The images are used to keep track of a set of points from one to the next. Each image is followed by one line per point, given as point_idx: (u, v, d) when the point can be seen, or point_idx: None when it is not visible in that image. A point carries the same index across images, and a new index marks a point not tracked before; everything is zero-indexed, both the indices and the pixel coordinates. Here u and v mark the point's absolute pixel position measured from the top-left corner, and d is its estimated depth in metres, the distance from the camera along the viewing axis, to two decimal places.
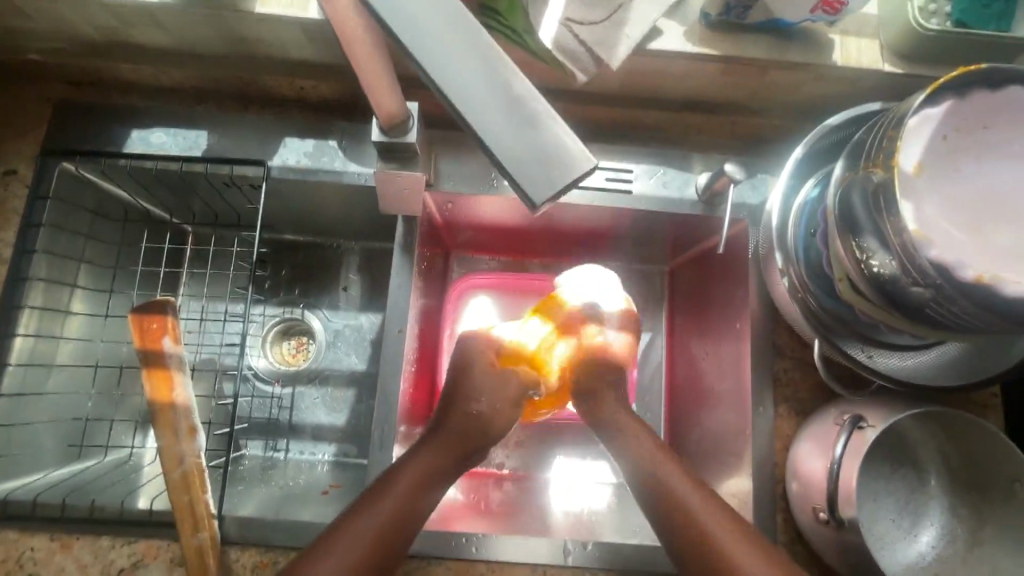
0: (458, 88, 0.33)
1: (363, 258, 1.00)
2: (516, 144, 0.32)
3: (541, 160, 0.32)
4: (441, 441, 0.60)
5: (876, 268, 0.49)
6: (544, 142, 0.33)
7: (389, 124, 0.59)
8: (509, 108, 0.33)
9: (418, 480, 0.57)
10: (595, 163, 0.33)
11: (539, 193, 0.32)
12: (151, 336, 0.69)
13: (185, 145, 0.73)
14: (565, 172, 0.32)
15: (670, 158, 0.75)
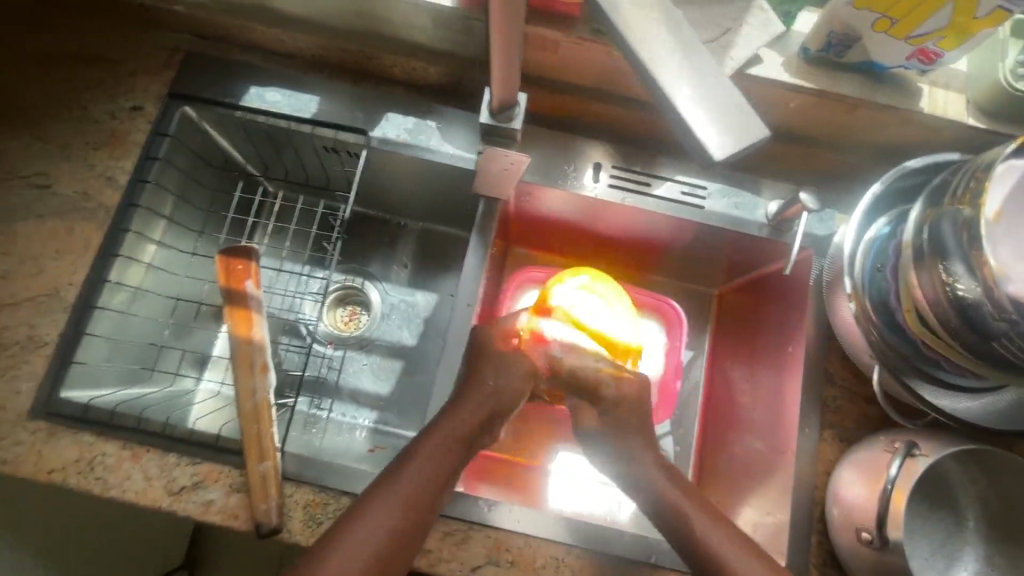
0: (657, 63, 0.37)
1: (426, 239, 1.05)
2: (707, 110, 0.37)
3: (726, 118, 0.36)
4: (461, 414, 0.63)
5: (960, 293, 0.52)
6: (727, 112, 0.37)
7: (499, 109, 0.65)
8: (705, 83, 0.37)
9: (440, 456, 0.59)
10: (769, 135, 0.37)
11: (723, 152, 0.36)
12: (235, 277, 0.76)
13: (296, 106, 0.79)
14: (747, 138, 0.36)
15: (744, 182, 0.79)
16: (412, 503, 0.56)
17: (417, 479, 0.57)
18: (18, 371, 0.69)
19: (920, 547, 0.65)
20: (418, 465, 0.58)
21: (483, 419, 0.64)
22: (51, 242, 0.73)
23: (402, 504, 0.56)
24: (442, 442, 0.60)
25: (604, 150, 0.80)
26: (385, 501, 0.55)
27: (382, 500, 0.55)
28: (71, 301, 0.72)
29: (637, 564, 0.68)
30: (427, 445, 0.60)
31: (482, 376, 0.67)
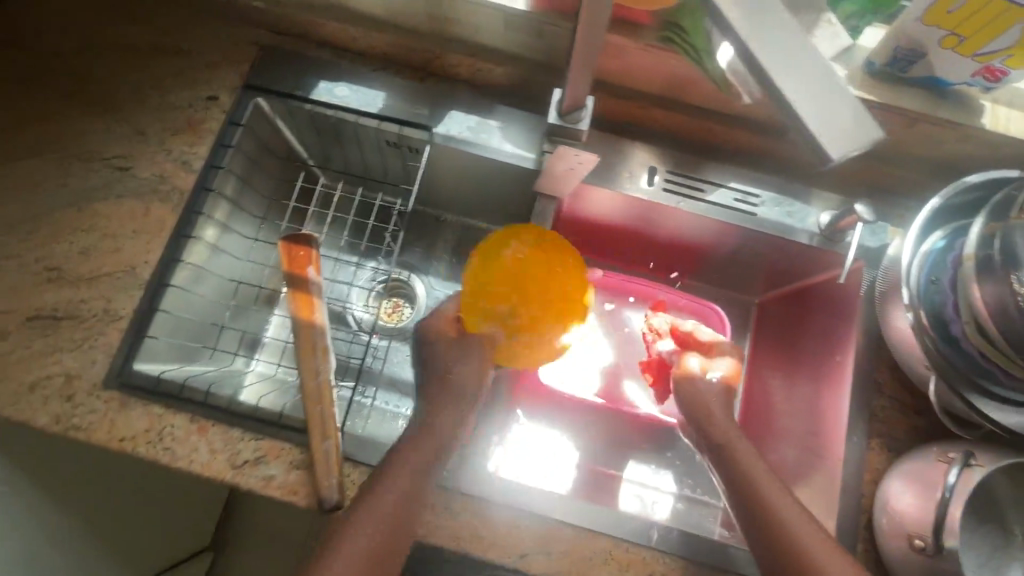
0: (776, 69, 0.41)
1: (473, 237, 1.07)
2: (823, 116, 0.41)
3: (838, 117, 0.41)
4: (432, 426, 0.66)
5: None
6: (839, 122, 0.42)
7: (568, 109, 0.67)
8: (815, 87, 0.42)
9: (417, 464, 0.63)
10: (877, 136, 0.42)
11: (836, 154, 0.42)
12: (297, 263, 0.78)
13: (363, 101, 0.82)
14: (860, 137, 0.41)
15: (796, 192, 0.81)
16: (398, 503, 0.61)
17: (399, 482, 0.62)
18: (95, 342, 0.72)
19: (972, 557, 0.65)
20: (400, 467, 0.63)
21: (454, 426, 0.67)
22: (129, 222, 0.77)
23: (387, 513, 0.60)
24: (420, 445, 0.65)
25: (660, 155, 0.81)
26: (372, 510, 0.60)
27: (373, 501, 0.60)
28: (145, 279, 0.75)
29: (680, 559, 0.69)
30: (404, 455, 0.64)
31: (453, 366, 0.70)
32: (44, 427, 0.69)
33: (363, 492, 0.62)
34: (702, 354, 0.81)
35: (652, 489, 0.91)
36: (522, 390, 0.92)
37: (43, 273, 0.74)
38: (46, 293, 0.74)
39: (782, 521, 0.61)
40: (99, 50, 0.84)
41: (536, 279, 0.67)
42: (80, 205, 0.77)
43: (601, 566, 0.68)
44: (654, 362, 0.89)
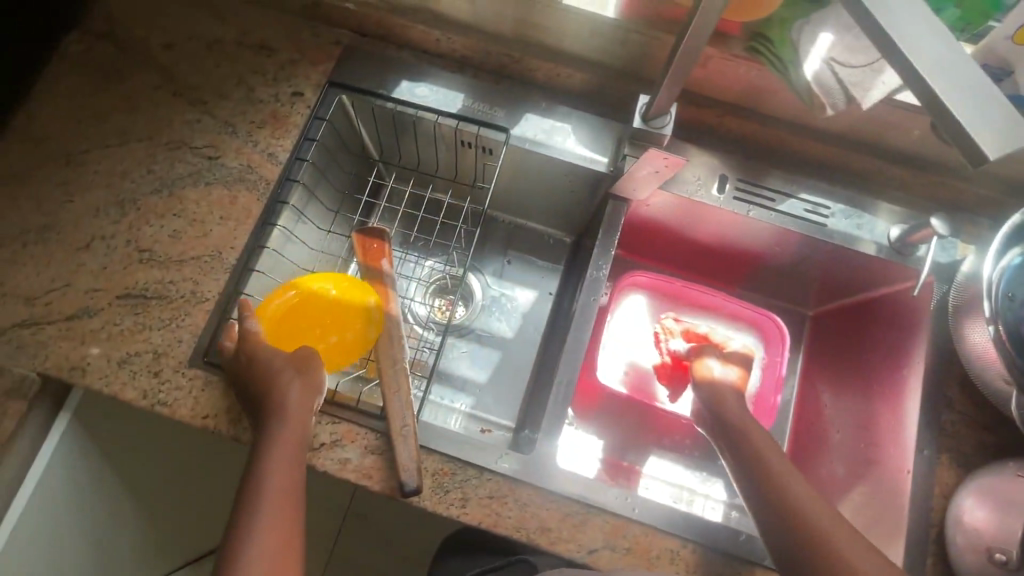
0: (926, 63, 0.38)
1: (528, 237, 1.09)
2: (972, 109, 0.37)
3: (990, 114, 0.37)
4: (271, 419, 0.64)
5: None
6: (992, 118, 0.37)
7: (653, 113, 0.69)
8: (964, 83, 0.38)
9: (287, 457, 0.62)
10: None
11: (993, 153, 0.37)
12: (372, 254, 0.84)
13: (442, 101, 0.84)
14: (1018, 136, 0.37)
15: (865, 204, 0.82)
16: (277, 523, 0.58)
17: (275, 500, 0.59)
18: (182, 321, 0.75)
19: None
20: (271, 485, 0.60)
21: (284, 416, 0.65)
22: (218, 208, 0.80)
23: (275, 511, 0.58)
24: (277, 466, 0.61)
25: (731, 163, 0.83)
26: (257, 515, 0.58)
27: (251, 529, 0.56)
28: (232, 263, 0.78)
29: (748, 563, 0.69)
30: (268, 451, 0.62)
31: (277, 375, 0.67)
32: (132, 401, 0.71)
33: (235, 518, 0.58)
34: (717, 357, 0.87)
35: (701, 496, 0.90)
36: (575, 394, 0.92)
37: (135, 254, 0.77)
38: (138, 272, 0.76)
39: (809, 512, 0.61)
40: (191, 43, 0.88)
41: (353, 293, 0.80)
42: (171, 191, 0.80)
43: (669, 566, 0.69)
44: (669, 362, 0.93)
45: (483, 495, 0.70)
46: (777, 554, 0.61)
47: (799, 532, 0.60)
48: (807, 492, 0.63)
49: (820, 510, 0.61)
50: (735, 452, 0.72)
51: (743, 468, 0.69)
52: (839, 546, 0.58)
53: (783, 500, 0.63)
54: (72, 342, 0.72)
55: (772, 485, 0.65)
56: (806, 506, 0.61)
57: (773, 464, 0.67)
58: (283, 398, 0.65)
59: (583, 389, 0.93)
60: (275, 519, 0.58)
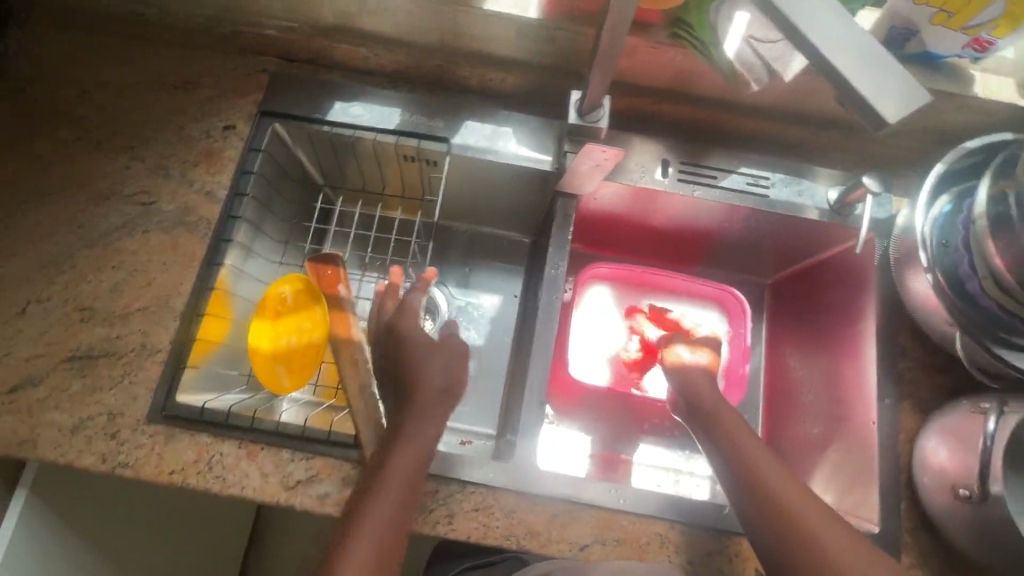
0: (822, 37, 0.40)
1: (488, 244, 1.09)
2: (867, 78, 0.39)
3: (888, 82, 0.39)
4: (413, 415, 0.67)
5: None
6: (890, 85, 0.39)
7: (587, 107, 0.70)
8: (861, 53, 0.40)
9: (412, 454, 0.64)
10: (929, 99, 0.39)
11: (890, 118, 0.39)
12: (327, 281, 0.81)
13: (379, 118, 0.83)
14: (912, 101, 0.39)
15: (803, 172, 0.84)
16: (399, 505, 0.60)
17: (395, 491, 0.61)
18: (134, 377, 0.72)
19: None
20: (392, 476, 0.62)
21: (425, 415, 0.67)
22: (159, 255, 0.77)
23: (394, 505, 0.60)
24: (411, 449, 0.64)
25: (672, 147, 0.84)
26: (379, 504, 0.59)
27: (370, 511, 0.58)
28: (181, 308, 0.75)
29: (737, 536, 0.71)
30: (399, 446, 0.64)
31: (422, 374, 0.70)
32: (90, 468, 0.68)
33: (352, 507, 0.60)
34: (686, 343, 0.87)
35: (687, 475, 0.92)
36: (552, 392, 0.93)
37: (76, 313, 0.74)
38: (81, 332, 0.73)
39: (781, 488, 0.62)
40: (110, 87, 0.84)
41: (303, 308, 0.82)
42: (106, 243, 0.77)
43: (660, 551, 0.70)
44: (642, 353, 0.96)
45: (470, 509, 0.70)
46: (756, 537, 0.62)
47: (773, 516, 0.61)
48: (775, 465, 0.66)
49: (798, 500, 0.62)
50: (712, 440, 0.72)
51: (724, 460, 0.69)
52: (804, 512, 0.60)
53: (761, 494, 0.63)
54: (18, 416, 0.69)
55: (749, 478, 0.65)
56: (783, 496, 0.62)
57: (749, 457, 0.67)
58: (429, 397, 0.68)
59: (557, 387, 0.93)
60: (390, 512, 0.59)
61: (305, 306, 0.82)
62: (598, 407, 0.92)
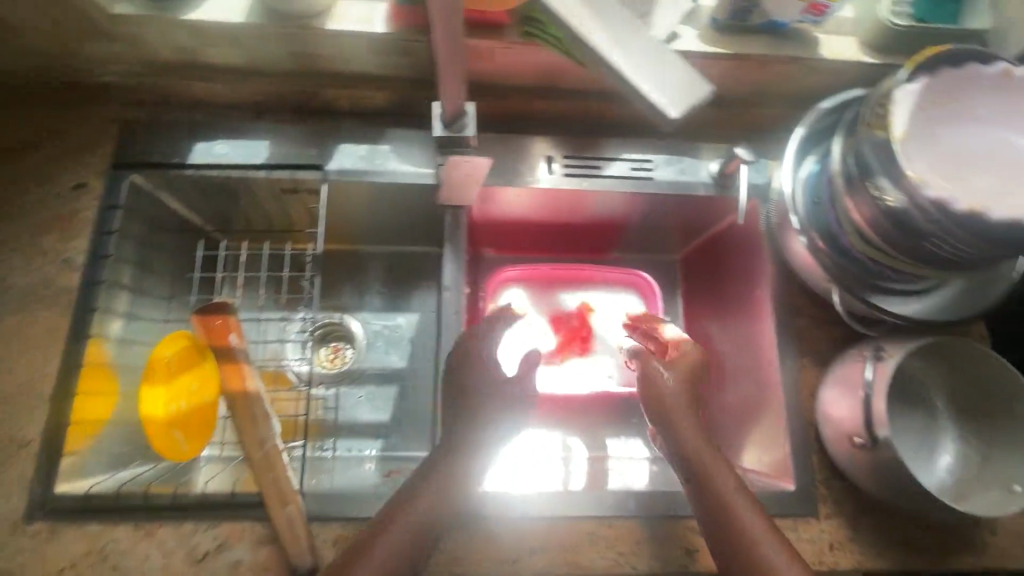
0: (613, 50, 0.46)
1: (398, 263, 1.06)
2: (654, 77, 0.45)
3: (673, 81, 0.46)
4: (470, 422, 0.67)
5: (889, 203, 0.59)
6: (672, 82, 0.46)
7: (450, 118, 0.68)
8: (650, 61, 0.46)
9: (449, 461, 0.64)
10: (711, 92, 0.46)
11: (677, 110, 0.45)
12: (216, 333, 0.74)
13: (246, 154, 0.79)
14: (695, 96, 0.46)
15: (684, 149, 0.85)
16: (428, 512, 0.61)
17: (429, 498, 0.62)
18: (5, 475, 0.66)
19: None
20: (432, 483, 0.62)
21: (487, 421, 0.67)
22: (16, 337, 0.70)
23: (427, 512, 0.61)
24: (446, 474, 0.63)
25: (552, 143, 0.84)
26: (410, 510, 0.61)
27: (400, 516, 0.60)
28: (49, 391, 0.69)
29: (664, 518, 0.72)
30: (441, 454, 0.65)
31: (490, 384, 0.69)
32: None
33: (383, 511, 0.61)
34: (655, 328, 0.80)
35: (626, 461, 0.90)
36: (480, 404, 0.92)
37: None
38: None
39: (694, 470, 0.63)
40: None
41: (195, 367, 0.77)
42: None
43: (592, 549, 0.70)
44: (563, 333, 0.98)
45: None
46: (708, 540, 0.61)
47: (718, 525, 0.59)
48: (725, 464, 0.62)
49: (747, 508, 0.60)
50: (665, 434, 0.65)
51: (679, 458, 0.64)
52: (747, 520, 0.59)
53: (712, 505, 0.60)
54: None
55: (702, 487, 0.61)
56: (737, 503, 0.60)
57: (703, 460, 0.62)
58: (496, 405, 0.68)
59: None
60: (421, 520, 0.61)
61: (192, 364, 0.77)
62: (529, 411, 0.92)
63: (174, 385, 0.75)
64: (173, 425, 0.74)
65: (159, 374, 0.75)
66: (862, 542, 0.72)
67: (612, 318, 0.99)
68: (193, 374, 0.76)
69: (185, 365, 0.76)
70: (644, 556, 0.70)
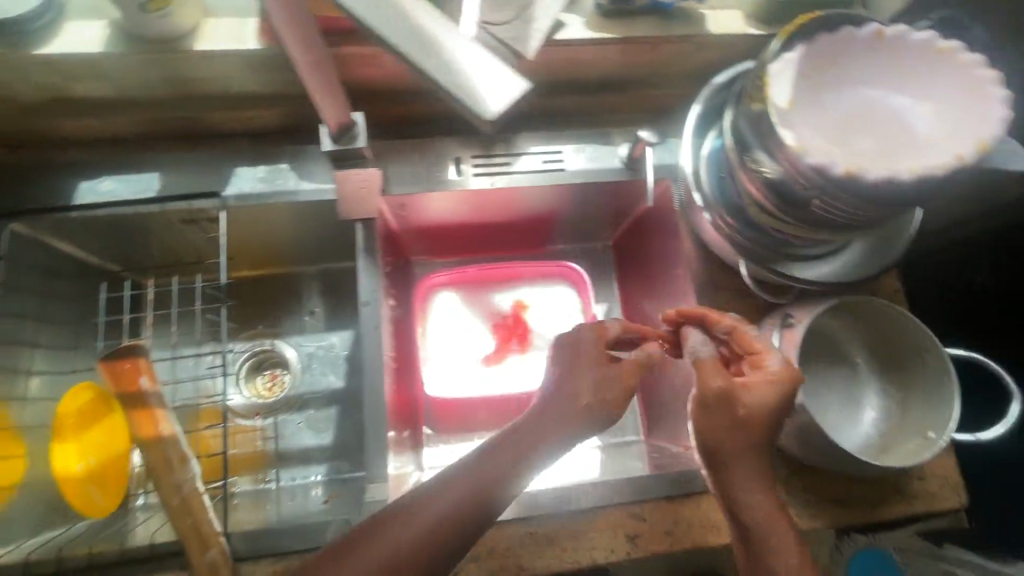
0: (414, 50, 0.41)
1: (328, 281, 1.03)
2: (463, 75, 0.41)
3: (488, 78, 0.41)
4: (513, 437, 0.57)
5: (767, 174, 0.62)
6: (484, 80, 0.41)
7: (337, 130, 0.64)
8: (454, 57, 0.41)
9: (467, 481, 0.55)
10: (528, 85, 0.42)
11: (495, 109, 0.40)
12: (126, 378, 0.71)
13: (137, 189, 0.75)
14: (510, 92, 0.41)
15: (593, 136, 0.84)
16: (421, 535, 0.52)
17: (421, 517, 0.53)
18: None
19: (948, 404, 0.67)
20: (430, 501, 0.54)
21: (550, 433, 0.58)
22: None
23: (420, 535, 0.52)
24: (456, 485, 0.54)
25: (458, 145, 0.82)
26: (400, 526, 0.53)
27: (381, 531, 0.52)
28: None
29: (605, 508, 0.71)
30: (458, 472, 0.56)
31: (568, 390, 0.60)
32: None
33: (373, 523, 0.53)
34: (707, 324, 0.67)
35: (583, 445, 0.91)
36: (425, 413, 0.93)
37: None
38: None
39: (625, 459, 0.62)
40: None
41: (105, 419, 0.73)
42: None
43: (534, 547, 0.70)
44: (502, 332, 0.97)
45: None
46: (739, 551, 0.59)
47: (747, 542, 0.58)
48: (757, 481, 0.59)
49: (789, 551, 0.56)
50: (714, 476, 0.60)
51: (715, 473, 0.60)
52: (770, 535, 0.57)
53: (750, 547, 0.57)
54: None
55: (745, 525, 0.58)
56: (778, 550, 0.56)
57: (750, 500, 0.58)
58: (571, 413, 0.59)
59: (443, 411, 0.92)
60: (412, 544, 0.52)
61: (101, 417, 0.74)
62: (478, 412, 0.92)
63: (84, 439, 0.71)
64: (85, 483, 0.70)
65: (65, 430, 0.70)
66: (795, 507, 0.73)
67: (554, 320, 0.98)
68: (103, 426, 0.73)
69: (93, 418, 0.73)
70: (584, 550, 0.70)
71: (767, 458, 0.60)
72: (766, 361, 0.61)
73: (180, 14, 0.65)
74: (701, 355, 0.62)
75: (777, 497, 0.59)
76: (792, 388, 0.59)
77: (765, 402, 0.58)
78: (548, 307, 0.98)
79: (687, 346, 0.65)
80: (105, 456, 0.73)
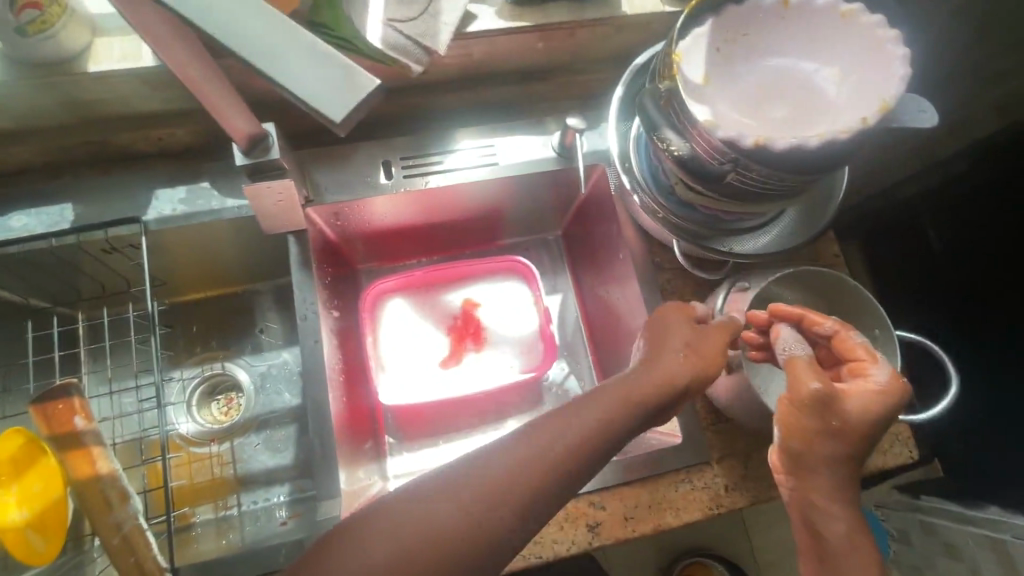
0: (264, 60, 0.39)
1: (276, 297, 1.00)
2: (310, 78, 0.38)
3: (335, 80, 0.39)
4: (580, 422, 0.56)
5: (677, 152, 0.61)
6: (332, 83, 0.38)
7: (247, 145, 0.59)
8: (300, 59, 0.39)
9: (509, 471, 0.52)
10: (378, 82, 0.39)
11: (342, 113, 0.38)
12: (58, 420, 0.67)
13: (50, 222, 0.72)
14: (355, 94, 0.38)
15: (523, 126, 0.83)
16: (452, 527, 0.50)
17: (448, 504, 0.50)
18: None
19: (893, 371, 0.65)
20: (460, 488, 0.51)
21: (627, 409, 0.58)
22: None
23: (450, 525, 0.50)
24: (477, 477, 0.52)
25: (386, 147, 0.81)
26: (424, 507, 0.50)
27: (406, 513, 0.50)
28: None
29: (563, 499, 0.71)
30: (500, 453, 0.53)
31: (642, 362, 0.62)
32: None
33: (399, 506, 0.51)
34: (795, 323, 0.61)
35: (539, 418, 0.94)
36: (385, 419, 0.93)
37: None
38: None
39: None
40: None
41: (38, 463, 0.70)
42: None
43: None
44: (461, 330, 0.96)
45: None
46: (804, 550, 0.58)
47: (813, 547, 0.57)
48: (834, 490, 0.57)
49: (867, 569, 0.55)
50: (794, 483, 0.58)
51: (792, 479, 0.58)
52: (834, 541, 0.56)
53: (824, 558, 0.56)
54: None
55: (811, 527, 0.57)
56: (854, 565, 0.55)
57: (820, 507, 0.57)
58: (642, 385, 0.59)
59: (406, 415, 0.93)
60: (449, 532, 0.50)
61: (35, 461, 0.70)
62: (443, 414, 0.93)
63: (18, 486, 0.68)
64: (22, 529, 0.67)
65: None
66: (751, 482, 0.74)
67: (511, 312, 0.97)
68: (36, 471, 0.70)
69: (27, 463, 0.69)
70: (546, 543, 0.70)
71: (856, 471, 0.58)
72: (870, 372, 0.57)
73: (65, 35, 0.62)
74: (796, 354, 0.57)
75: (858, 511, 0.57)
76: (898, 403, 0.55)
77: (867, 414, 0.55)
78: (505, 300, 0.97)
79: (777, 344, 0.59)
80: (41, 502, 0.69)
